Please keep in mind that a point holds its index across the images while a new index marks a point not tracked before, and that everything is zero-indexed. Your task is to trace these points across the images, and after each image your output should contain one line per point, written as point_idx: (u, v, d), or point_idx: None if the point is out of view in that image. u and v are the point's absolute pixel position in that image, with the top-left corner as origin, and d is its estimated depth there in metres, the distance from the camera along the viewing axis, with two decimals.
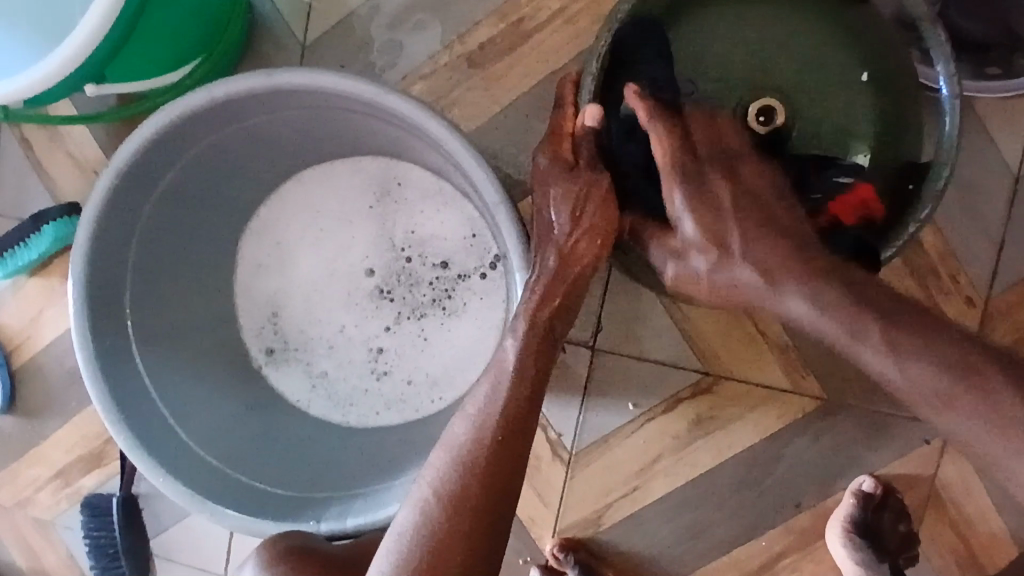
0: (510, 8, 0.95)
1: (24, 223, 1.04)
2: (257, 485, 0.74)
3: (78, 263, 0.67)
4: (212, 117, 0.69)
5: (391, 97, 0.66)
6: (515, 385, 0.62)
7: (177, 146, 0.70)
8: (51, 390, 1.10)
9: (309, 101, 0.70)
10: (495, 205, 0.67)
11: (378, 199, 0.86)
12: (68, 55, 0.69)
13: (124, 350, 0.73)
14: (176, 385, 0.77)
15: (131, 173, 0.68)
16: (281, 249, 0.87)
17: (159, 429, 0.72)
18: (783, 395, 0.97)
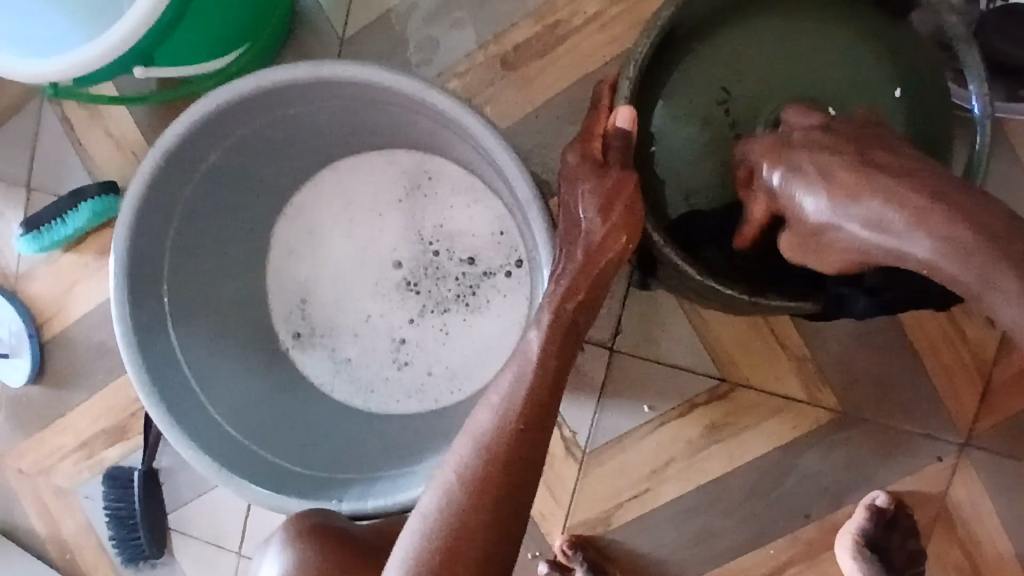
0: (547, 11, 0.97)
1: (63, 199, 1.06)
2: (281, 463, 0.76)
3: (121, 239, 0.70)
4: (257, 104, 0.72)
5: (432, 93, 0.68)
6: (540, 376, 0.63)
7: (221, 129, 0.73)
8: (79, 362, 1.13)
9: (351, 93, 0.72)
10: (527, 202, 0.68)
11: (410, 192, 0.87)
12: (121, 36, 0.72)
13: (159, 325, 0.75)
14: (207, 362, 0.80)
15: (177, 154, 0.71)
16: (312, 236, 0.89)
17: (189, 403, 0.75)
18: (799, 405, 0.97)
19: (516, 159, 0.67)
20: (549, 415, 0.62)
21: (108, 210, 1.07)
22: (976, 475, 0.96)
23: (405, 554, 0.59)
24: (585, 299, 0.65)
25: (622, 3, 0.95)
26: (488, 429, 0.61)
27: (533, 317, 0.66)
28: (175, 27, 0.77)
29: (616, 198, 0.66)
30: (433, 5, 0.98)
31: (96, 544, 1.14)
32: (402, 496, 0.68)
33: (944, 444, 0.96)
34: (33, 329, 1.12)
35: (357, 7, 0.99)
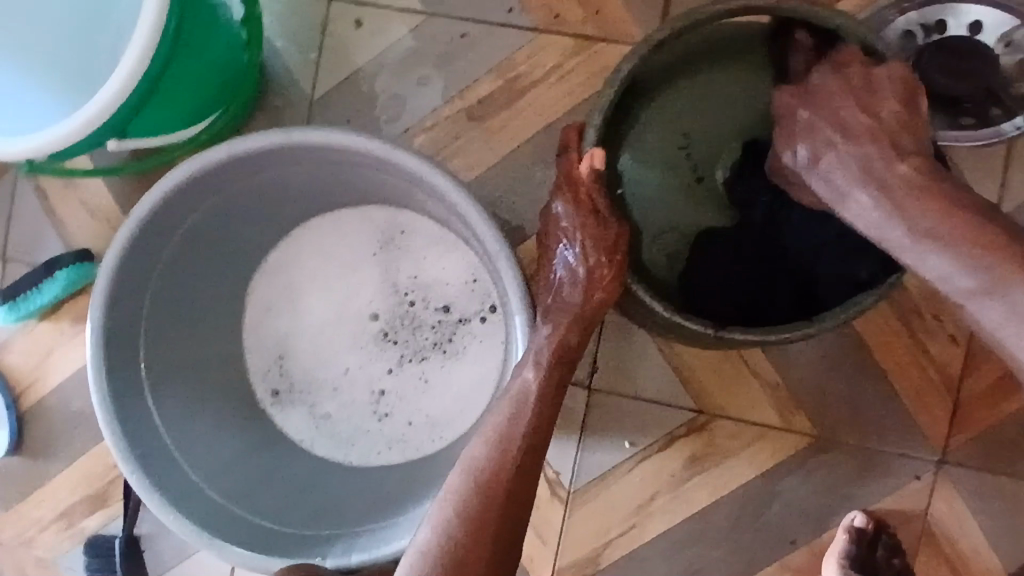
0: (508, 65, 1.01)
1: (38, 269, 1.07)
2: (264, 522, 0.77)
3: (96, 308, 0.71)
4: (229, 172, 0.74)
5: (398, 152, 0.70)
6: (534, 415, 0.68)
7: (195, 196, 0.75)
8: (57, 431, 1.12)
9: (321, 157, 0.75)
10: (494, 252, 0.70)
11: (382, 246, 0.89)
12: (94, 113, 0.74)
13: (137, 390, 0.76)
14: (185, 424, 0.80)
15: (152, 222, 0.72)
16: (288, 293, 0.90)
17: (168, 467, 0.75)
18: (775, 432, 0.99)
19: (482, 212, 0.70)
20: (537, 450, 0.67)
21: (84, 277, 1.07)
22: (953, 491, 0.98)
23: None
24: (567, 341, 0.71)
25: (578, 56, 1.00)
26: (482, 462, 0.66)
27: (530, 360, 0.70)
28: (145, 101, 0.79)
29: (609, 246, 0.71)
30: (399, 66, 1.02)
31: None
32: (388, 548, 0.69)
33: (920, 461, 0.98)
34: (9, 400, 1.11)
35: (324, 71, 1.03)
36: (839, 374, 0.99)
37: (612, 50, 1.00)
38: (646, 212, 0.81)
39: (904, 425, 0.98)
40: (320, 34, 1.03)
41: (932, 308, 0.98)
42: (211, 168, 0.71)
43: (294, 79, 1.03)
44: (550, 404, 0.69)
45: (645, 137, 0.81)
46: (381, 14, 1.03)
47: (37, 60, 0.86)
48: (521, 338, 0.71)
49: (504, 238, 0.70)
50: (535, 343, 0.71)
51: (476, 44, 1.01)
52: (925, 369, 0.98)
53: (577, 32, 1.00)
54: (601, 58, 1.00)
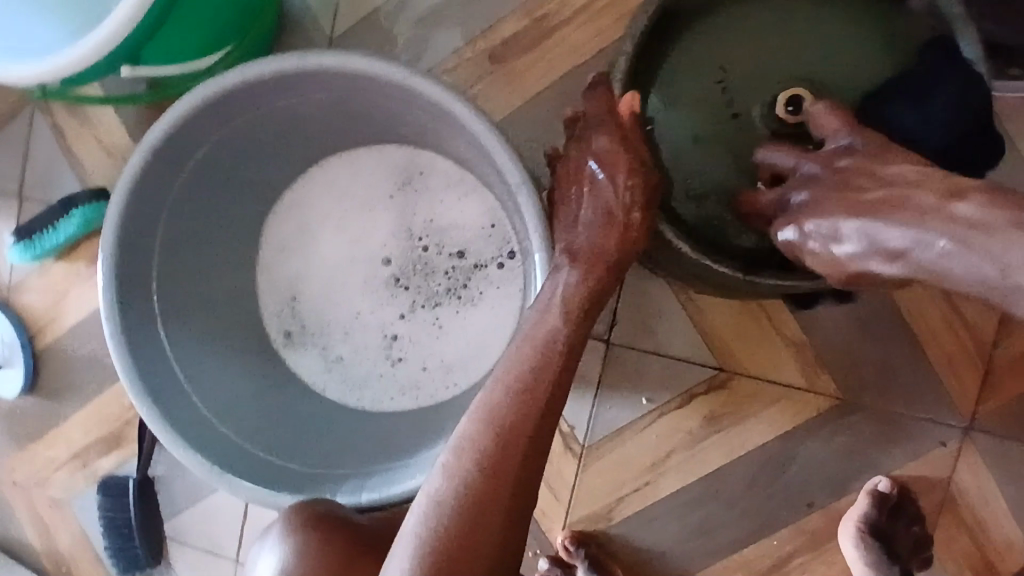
0: (534, 4, 0.97)
1: (55, 206, 1.06)
2: (275, 461, 0.75)
3: (107, 238, 0.69)
4: (242, 98, 0.71)
5: (417, 79, 0.67)
6: (544, 359, 0.65)
7: (207, 124, 0.72)
8: (72, 372, 1.11)
9: (335, 85, 0.72)
10: (515, 185, 0.67)
11: (399, 188, 0.87)
12: (109, 31, 0.71)
13: (150, 321, 0.75)
14: (196, 359, 0.79)
15: (164, 149, 0.70)
16: (304, 231, 0.88)
17: (181, 401, 0.74)
18: (797, 393, 0.97)
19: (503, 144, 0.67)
20: (552, 402, 0.63)
21: (99, 217, 1.06)
22: (981, 459, 0.95)
23: (414, 536, 0.59)
24: (580, 294, 0.67)
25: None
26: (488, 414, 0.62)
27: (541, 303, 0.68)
28: (160, 27, 0.76)
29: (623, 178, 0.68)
30: (422, 5, 0.99)
31: (92, 556, 1.13)
32: (398, 489, 0.68)
33: (947, 429, 0.95)
34: (26, 338, 1.11)
35: (344, 9, 1.00)
36: (869, 335, 0.96)
37: None
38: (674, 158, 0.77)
39: (932, 391, 0.95)
40: None
41: None
42: (225, 92, 0.69)
43: (313, 16, 1.00)
44: (562, 355, 0.65)
45: (689, 83, 0.77)
46: None
47: None
48: (540, 276, 0.69)
49: (525, 172, 0.68)
50: (557, 289, 0.67)
51: None
52: (958, 333, 0.95)
53: None
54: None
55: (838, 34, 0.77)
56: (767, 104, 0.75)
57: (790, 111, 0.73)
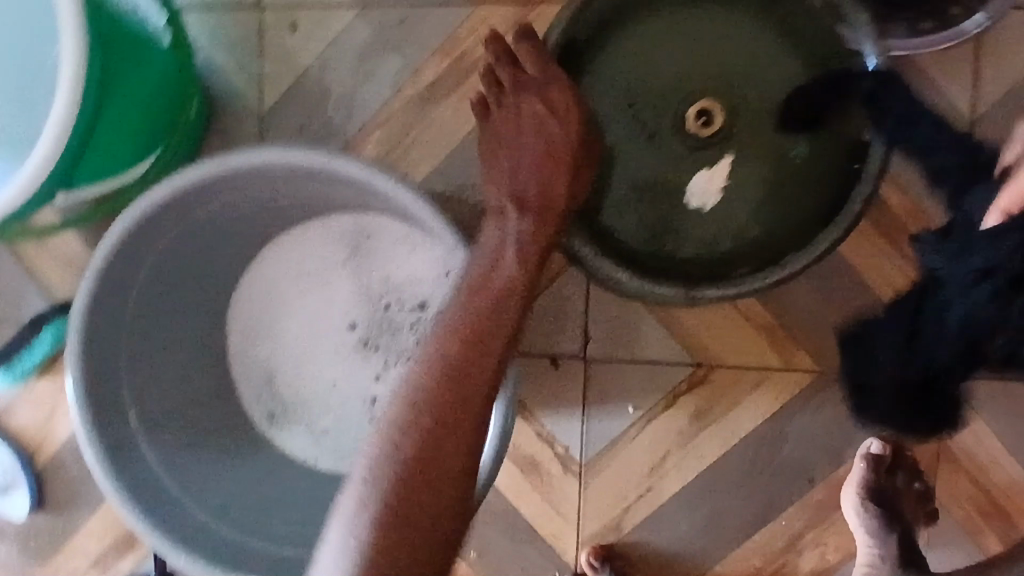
0: (452, 43, 0.98)
1: (27, 326, 1.07)
2: (258, 545, 0.77)
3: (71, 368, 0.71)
4: (176, 209, 0.73)
5: (340, 162, 0.69)
6: (465, 381, 0.64)
7: (148, 239, 0.74)
8: (76, 483, 1.13)
9: (261, 178, 0.74)
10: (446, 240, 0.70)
11: (350, 253, 0.88)
12: (33, 172, 0.71)
13: (129, 438, 0.77)
14: (184, 460, 0.81)
15: (111, 274, 0.72)
16: (267, 313, 0.90)
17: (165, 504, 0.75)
18: (776, 373, 0.98)
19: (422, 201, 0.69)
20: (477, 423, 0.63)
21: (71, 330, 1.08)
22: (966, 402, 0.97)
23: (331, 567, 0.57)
24: (485, 316, 0.68)
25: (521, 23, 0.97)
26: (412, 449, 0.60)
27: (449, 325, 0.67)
28: (86, 150, 0.77)
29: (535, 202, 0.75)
30: (345, 65, 1.00)
31: None
32: None
33: None
34: (23, 459, 1.12)
35: (269, 78, 1.01)
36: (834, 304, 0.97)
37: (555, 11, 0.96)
38: (615, 182, 0.87)
39: None
40: (256, 42, 1.00)
41: (920, 224, 0.95)
42: (157, 208, 0.71)
43: (239, 95, 1.01)
44: (476, 376, 0.65)
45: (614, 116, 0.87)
46: (315, 14, 1.00)
47: None
48: None
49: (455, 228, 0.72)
50: (459, 308, 0.68)
51: (415, 28, 0.98)
52: None
53: None
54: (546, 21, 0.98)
55: (732, 35, 0.86)
56: (679, 115, 0.86)
57: (701, 123, 0.85)
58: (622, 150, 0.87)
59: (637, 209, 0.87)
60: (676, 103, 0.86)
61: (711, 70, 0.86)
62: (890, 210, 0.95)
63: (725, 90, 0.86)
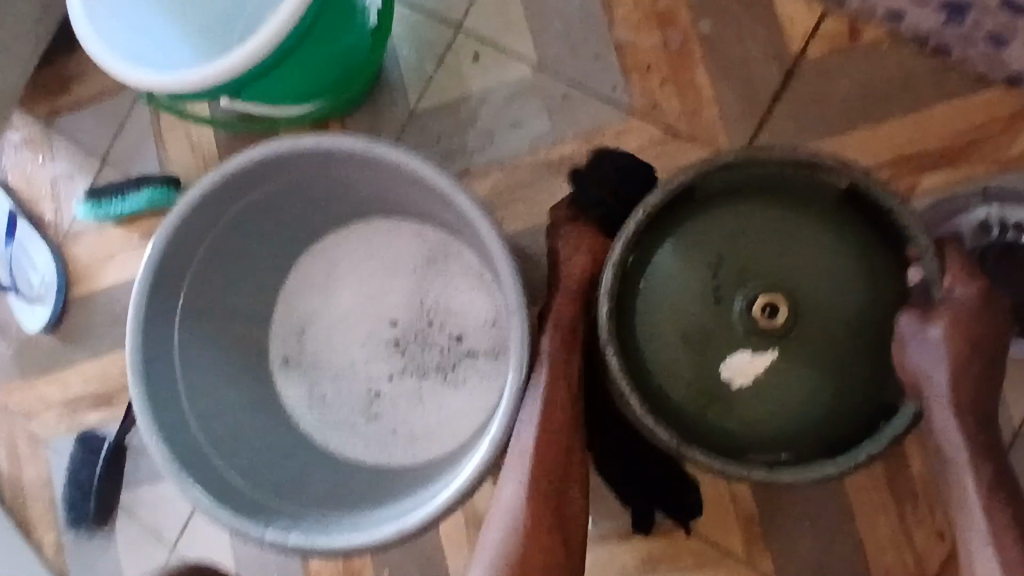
0: (596, 134, 1.05)
1: (130, 181, 1.19)
2: (188, 418, 0.81)
3: (150, 258, 0.79)
4: (300, 159, 0.80)
5: (458, 193, 0.72)
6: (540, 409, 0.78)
7: (269, 174, 0.81)
8: (94, 324, 1.23)
9: (410, 179, 0.78)
10: (510, 308, 0.71)
11: (424, 264, 0.93)
12: (217, 71, 0.80)
13: (166, 332, 0.81)
14: (203, 371, 0.85)
15: (219, 189, 0.80)
16: (330, 276, 0.95)
17: (165, 373, 0.81)
18: (736, 563, 0.97)
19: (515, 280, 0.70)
20: None
21: (164, 200, 1.18)
22: None
23: None
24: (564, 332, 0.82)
25: (663, 147, 1.03)
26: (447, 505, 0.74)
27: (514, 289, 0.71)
28: (280, 63, 0.86)
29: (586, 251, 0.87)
30: (501, 104, 1.08)
31: (48, 496, 1.23)
32: (319, 539, 0.70)
33: None
34: (63, 283, 1.24)
35: (434, 86, 1.10)
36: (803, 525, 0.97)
37: (698, 153, 1.03)
38: (644, 325, 0.71)
39: None
40: (439, 53, 1.10)
41: (927, 498, 0.95)
42: (279, 152, 0.77)
43: (404, 86, 1.11)
44: None
45: (681, 246, 0.71)
46: (499, 57, 1.09)
47: (189, 13, 0.95)
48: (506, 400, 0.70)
49: (525, 298, 0.71)
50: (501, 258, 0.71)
51: (577, 105, 1.06)
52: (903, 553, 0.95)
53: (668, 125, 1.04)
54: (691, 152, 1.03)
55: (827, 240, 0.70)
56: (742, 304, 0.68)
57: (765, 316, 0.67)
58: (660, 300, 0.70)
59: (656, 363, 0.70)
60: (748, 285, 0.69)
61: (793, 268, 0.69)
62: (907, 470, 0.95)
63: (807, 296, 0.69)
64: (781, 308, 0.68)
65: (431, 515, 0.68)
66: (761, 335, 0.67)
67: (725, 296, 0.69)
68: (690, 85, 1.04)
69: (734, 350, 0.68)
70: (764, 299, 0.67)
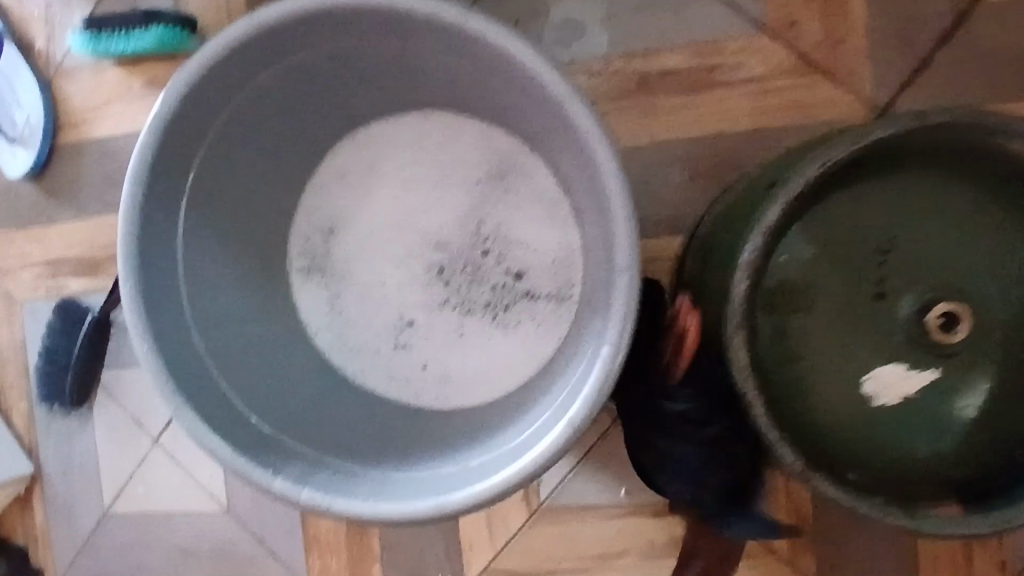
0: (711, 48, 0.85)
1: (135, 14, 0.97)
2: (188, 325, 0.66)
3: (154, 121, 0.61)
4: (359, 22, 0.61)
5: (574, 104, 0.54)
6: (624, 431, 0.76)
7: (316, 34, 0.63)
8: (82, 181, 1.07)
9: (497, 66, 0.60)
10: (616, 267, 0.54)
11: (489, 177, 0.76)
12: None
13: (169, 216, 0.66)
14: (208, 270, 0.70)
15: (249, 45, 0.61)
16: (372, 173, 0.78)
17: (163, 267, 0.65)
18: (776, 559, 0.89)
19: (634, 233, 0.53)
20: None
21: (177, 44, 0.97)
22: None
23: None
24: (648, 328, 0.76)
25: (789, 78, 0.84)
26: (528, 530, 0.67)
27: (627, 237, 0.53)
28: None
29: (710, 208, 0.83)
30: None
31: (21, 363, 1.10)
32: (342, 503, 0.58)
33: None
34: (50, 127, 1.06)
35: None
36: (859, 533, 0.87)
37: (831, 92, 0.84)
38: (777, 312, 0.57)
39: None
40: None
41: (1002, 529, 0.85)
42: (335, 8, 0.59)
43: None
44: None
45: (839, 219, 0.57)
46: None
47: None
48: (594, 380, 0.55)
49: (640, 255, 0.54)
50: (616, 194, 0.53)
51: (692, 6, 0.85)
52: None
53: (800, 50, 0.84)
54: (823, 90, 0.84)
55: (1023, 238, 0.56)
56: (913, 309, 0.55)
57: (940, 326, 0.54)
58: (803, 284, 0.56)
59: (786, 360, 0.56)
60: (923, 285, 0.55)
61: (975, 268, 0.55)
62: None
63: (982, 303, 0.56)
64: (961, 318, 0.54)
65: (479, 501, 0.56)
66: (929, 347, 0.54)
67: (888, 294, 0.55)
68: (837, 5, 0.83)
69: (887, 359, 0.55)
70: (942, 308, 0.54)
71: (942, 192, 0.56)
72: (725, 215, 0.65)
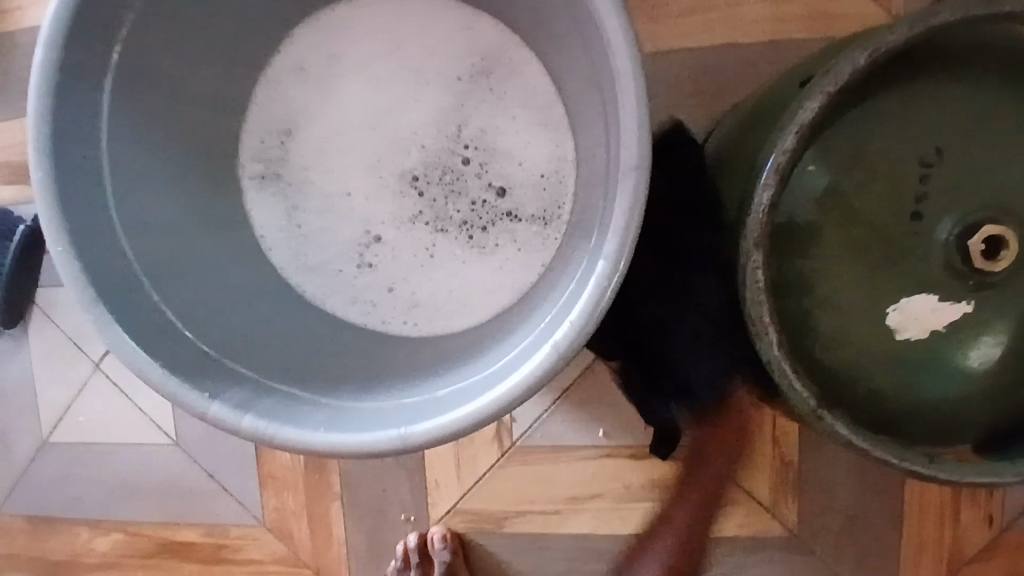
0: None
1: None
2: (117, 227, 0.57)
3: None
4: None
5: None
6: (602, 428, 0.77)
7: None
8: (12, 75, 0.94)
9: None
10: (622, 166, 0.46)
11: (471, 76, 0.67)
12: None
13: (92, 97, 0.55)
14: (141, 165, 0.60)
15: None
16: (338, 66, 0.69)
17: (86, 157, 0.55)
18: (756, 505, 0.85)
19: (642, 125, 0.45)
20: None
21: None
22: None
23: None
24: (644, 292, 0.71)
25: None
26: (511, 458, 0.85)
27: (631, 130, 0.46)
28: None
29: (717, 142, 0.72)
30: None
31: None
32: (290, 434, 0.50)
33: None
34: None
35: None
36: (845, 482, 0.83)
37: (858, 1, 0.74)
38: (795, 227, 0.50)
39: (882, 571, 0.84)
40: None
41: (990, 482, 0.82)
42: None
43: None
44: None
45: (875, 123, 0.49)
46: None
47: None
48: (589, 297, 0.47)
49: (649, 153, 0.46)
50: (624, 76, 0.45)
51: None
52: (942, 533, 0.83)
53: None
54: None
55: None
56: (952, 233, 0.47)
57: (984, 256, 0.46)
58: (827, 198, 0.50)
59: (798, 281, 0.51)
60: (969, 206, 0.47)
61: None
62: None
63: None
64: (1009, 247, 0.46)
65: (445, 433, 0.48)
66: (967, 277, 0.47)
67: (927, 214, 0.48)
68: None
69: (917, 288, 0.49)
70: (989, 236, 0.46)
71: (1001, 98, 0.49)
72: (739, 126, 0.57)
